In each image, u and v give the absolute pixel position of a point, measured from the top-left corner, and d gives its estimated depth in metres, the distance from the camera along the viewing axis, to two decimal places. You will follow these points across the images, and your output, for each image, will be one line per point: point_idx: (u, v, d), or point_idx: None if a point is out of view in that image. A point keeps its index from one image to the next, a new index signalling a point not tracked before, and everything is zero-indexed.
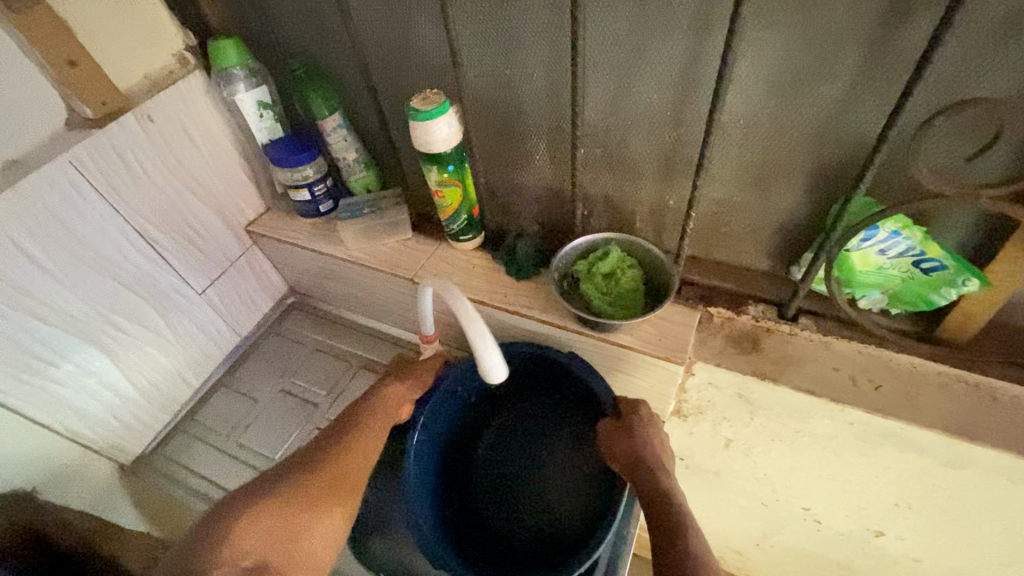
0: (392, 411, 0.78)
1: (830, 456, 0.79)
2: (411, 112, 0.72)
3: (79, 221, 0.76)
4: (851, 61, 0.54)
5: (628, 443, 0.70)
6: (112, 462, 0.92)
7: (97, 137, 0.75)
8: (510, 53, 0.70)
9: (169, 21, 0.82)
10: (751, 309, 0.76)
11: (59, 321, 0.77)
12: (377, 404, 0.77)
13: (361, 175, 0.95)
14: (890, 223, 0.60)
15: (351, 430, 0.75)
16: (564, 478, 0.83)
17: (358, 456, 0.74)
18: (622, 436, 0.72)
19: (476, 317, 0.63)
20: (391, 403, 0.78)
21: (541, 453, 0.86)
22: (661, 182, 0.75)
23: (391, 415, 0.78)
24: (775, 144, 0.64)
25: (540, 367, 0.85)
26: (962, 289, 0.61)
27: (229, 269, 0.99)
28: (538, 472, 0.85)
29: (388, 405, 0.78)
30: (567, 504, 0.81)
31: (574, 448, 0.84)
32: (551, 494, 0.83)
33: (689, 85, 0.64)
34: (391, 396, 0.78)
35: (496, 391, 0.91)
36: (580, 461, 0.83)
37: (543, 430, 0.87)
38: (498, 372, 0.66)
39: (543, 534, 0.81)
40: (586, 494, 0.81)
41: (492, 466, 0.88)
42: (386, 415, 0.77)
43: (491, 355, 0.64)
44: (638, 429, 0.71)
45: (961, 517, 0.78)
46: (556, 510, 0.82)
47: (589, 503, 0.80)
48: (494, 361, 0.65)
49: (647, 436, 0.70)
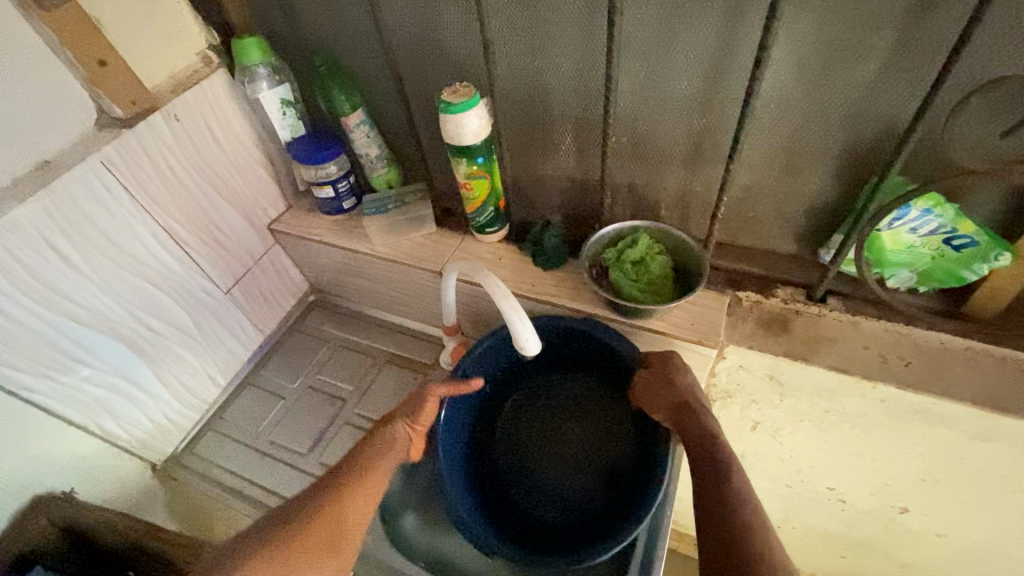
0: (399, 452, 0.73)
1: (857, 434, 0.80)
2: (442, 104, 0.73)
3: (109, 220, 0.76)
4: (884, 44, 0.56)
5: (669, 390, 0.71)
6: (143, 462, 0.92)
7: (126, 137, 0.75)
8: (539, 44, 0.71)
9: (193, 20, 0.82)
10: (780, 292, 0.78)
11: (91, 321, 0.78)
12: (382, 447, 0.72)
13: (382, 171, 0.96)
14: (923, 201, 0.62)
15: (350, 475, 0.70)
16: (598, 454, 0.85)
17: (357, 505, 0.68)
18: (663, 383, 0.72)
19: (508, 295, 0.70)
20: (396, 445, 0.73)
21: (572, 432, 0.87)
22: (688, 169, 0.76)
23: (395, 457, 0.73)
24: (807, 126, 0.65)
25: (567, 348, 0.86)
26: (995, 263, 0.62)
27: (252, 267, 0.99)
28: (571, 451, 0.86)
29: (395, 448, 0.73)
30: (603, 479, 0.83)
31: (606, 425, 0.86)
32: (586, 471, 0.84)
33: (720, 71, 0.65)
34: (395, 439, 0.73)
35: (520, 374, 0.92)
36: (612, 437, 0.85)
37: (568, 408, 0.89)
38: (531, 345, 0.71)
39: (581, 511, 0.82)
40: (622, 469, 0.82)
41: (523, 447, 0.88)
42: (391, 458, 0.72)
43: (523, 328, 0.70)
44: (678, 377, 0.71)
45: (986, 490, 0.80)
46: (592, 486, 0.83)
47: (627, 476, 0.81)
48: (527, 334, 0.71)
49: (686, 381, 0.71)
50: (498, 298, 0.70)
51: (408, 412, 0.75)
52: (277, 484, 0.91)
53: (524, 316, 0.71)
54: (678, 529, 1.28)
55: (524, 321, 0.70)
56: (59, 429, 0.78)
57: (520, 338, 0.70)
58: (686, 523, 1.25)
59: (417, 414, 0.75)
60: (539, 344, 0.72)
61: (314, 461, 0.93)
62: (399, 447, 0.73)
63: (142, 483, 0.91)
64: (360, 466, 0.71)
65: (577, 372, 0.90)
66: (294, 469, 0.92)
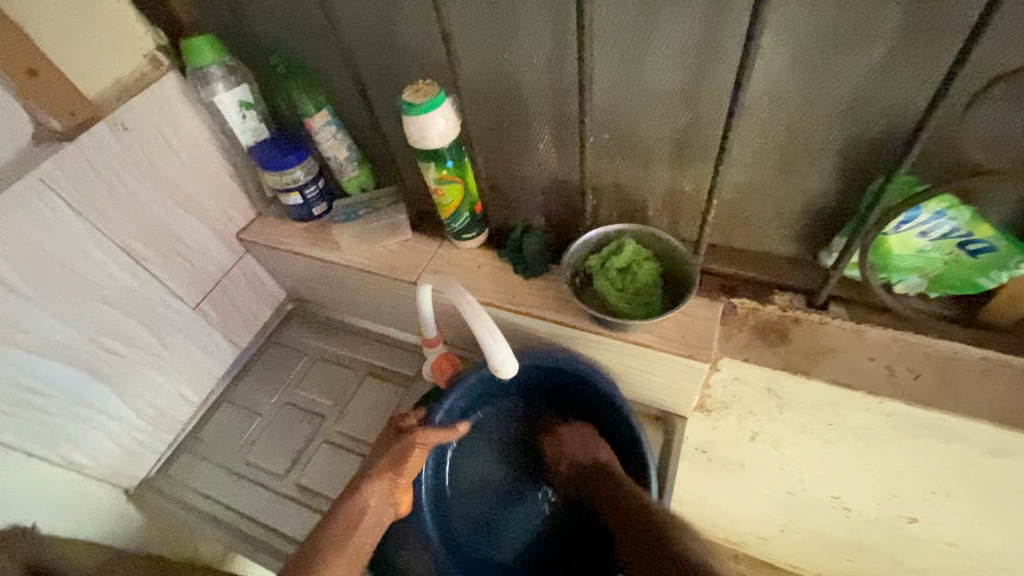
0: (385, 504, 0.70)
1: (863, 447, 0.75)
2: (403, 105, 0.67)
3: (56, 242, 0.71)
4: (886, 30, 0.50)
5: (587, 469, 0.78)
6: (114, 488, 0.88)
7: (66, 151, 0.69)
8: (508, 35, 0.65)
9: (137, 19, 0.76)
10: (778, 299, 0.72)
11: (47, 349, 0.73)
12: (360, 513, 0.68)
13: (354, 173, 0.90)
14: (935, 203, 0.56)
15: (329, 540, 0.66)
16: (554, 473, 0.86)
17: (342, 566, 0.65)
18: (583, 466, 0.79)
19: (481, 313, 0.66)
20: (376, 506, 0.70)
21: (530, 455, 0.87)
22: (675, 168, 0.70)
23: (381, 510, 0.70)
24: (804, 120, 0.58)
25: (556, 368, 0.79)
26: (1015, 271, 0.56)
27: (221, 280, 0.94)
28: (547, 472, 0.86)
29: (374, 509, 0.70)
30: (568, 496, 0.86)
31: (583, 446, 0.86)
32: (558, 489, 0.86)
33: (706, 63, 0.59)
34: (375, 502, 0.69)
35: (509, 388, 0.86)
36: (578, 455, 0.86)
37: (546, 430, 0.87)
38: (508, 368, 0.66)
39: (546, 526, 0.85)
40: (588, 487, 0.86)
41: (490, 474, 0.86)
42: (372, 521, 0.69)
43: (498, 349, 0.65)
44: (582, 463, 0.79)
45: (1000, 503, 0.75)
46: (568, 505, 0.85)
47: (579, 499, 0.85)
48: (502, 356, 0.66)
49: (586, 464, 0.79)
50: (470, 316, 0.66)
51: (392, 465, 0.70)
52: (253, 508, 0.87)
53: (499, 336, 0.66)
54: None
55: (499, 340, 0.65)
56: (17, 461, 0.75)
57: (495, 358, 0.66)
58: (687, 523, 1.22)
59: (401, 468, 0.70)
60: (517, 365, 0.67)
61: (292, 483, 0.89)
62: (378, 507, 0.70)
63: (114, 510, 0.88)
64: (339, 537, 0.66)
65: (537, 397, 0.88)
66: (272, 491, 0.88)
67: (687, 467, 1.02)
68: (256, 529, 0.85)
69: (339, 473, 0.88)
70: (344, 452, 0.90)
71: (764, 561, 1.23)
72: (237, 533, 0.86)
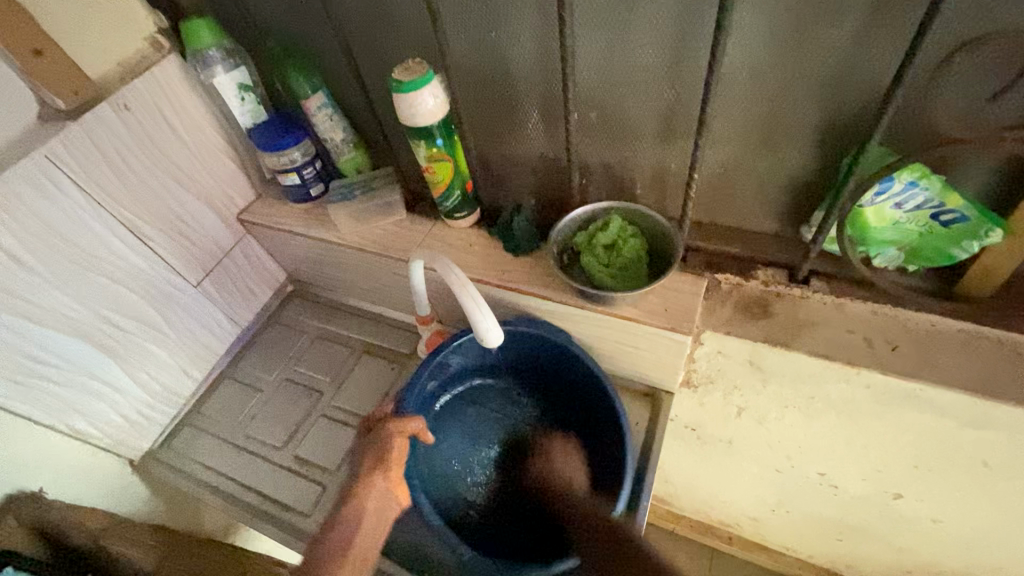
0: (384, 502, 0.70)
1: (844, 421, 0.77)
2: (392, 83, 0.69)
3: (62, 219, 0.74)
4: (859, 2, 0.51)
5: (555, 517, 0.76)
6: (120, 459, 0.91)
7: (71, 130, 0.71)
8: (494, 14, 0.67)
9: (138, 2, 0.78)
10: (761, 274, 0.73)
11: (53, 322, 0.76)
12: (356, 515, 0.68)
13: (350, 155, 0.92)
14: (908, 173, 0.57)
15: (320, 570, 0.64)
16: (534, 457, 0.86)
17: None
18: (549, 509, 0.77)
19: (468, 284, 0.70)
20: (373, 505, 0.69)
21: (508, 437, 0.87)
22: (660, 145, 0.72)
23: (378, 512, 0.70)
24: (782, 94, 0.60)
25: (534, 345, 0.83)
26: (985, 240, 0.58)
27: (223, 260, 0.97)
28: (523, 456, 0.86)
29: (371, 508, 0.69)
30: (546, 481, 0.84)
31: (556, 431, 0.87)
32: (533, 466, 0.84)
33: (686, 39, 0.60)
34: (374, 496, 0.70)
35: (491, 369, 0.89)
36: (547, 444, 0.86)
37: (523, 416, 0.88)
38: (494, 336, 0.70)
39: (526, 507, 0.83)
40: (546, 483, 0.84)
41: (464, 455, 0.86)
42: (371, 528, 0.68)
43: (483, 319, 0.69)
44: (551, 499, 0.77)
45: (981, 476, 0.76)
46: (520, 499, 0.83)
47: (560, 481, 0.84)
48: (489, 326, 0.70)
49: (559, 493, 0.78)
50: (455, 287, 0.69)
51: (377, 462, 0.71)
52: (253, 478, 0.90)
53: (485, 307, 0.70)
54: (673, 510, 1.28)
55: (485, 311, 0.69)
56: (26, 429, 0.78)
57: (481, 328, 0.69)
58: (681, 504, 1.24)
59: (386, 462, 0.71)
60: (502, 334, 0.71)
61: (291, 454, 0.91)
62: (377, 508, 0.70)
63: (120, 480, 0.91)
64: (336, 552, 0.66)
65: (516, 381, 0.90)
66: (272, 464, 0.91)
67: (678, 446, 1.03)
68: (254, 497, 0.88)
69: (335, 446, 0.91)
70: (340, 427, 0.93)
71: (757, 543, 1.25)
72: (237, 503, 0.88)
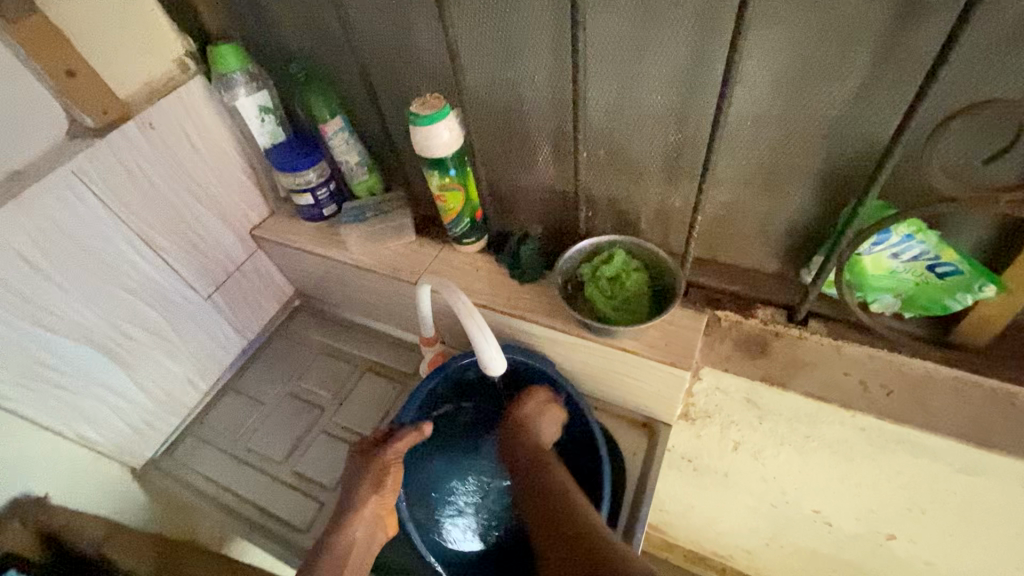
0: (375, 526, 0.74)
1: (840, 461, 0.78)
2: (411, 116, 0.71)
3: (84, 231, 0.76)
4: (861, 62, 0.54)
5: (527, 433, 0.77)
6: (121, 466, 0.92)
7: (98, 146, 0.74)
8: (509, 51, 0.70)
9: (167, 25, 0.82)
10: (761, 313, 0.75)
11: (68, 330, 0.78)
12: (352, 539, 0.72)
13: (364, 177, 0.94)
14: (904, 226, 0.60)
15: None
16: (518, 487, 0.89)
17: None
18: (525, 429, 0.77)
19: (473, 312, 0.71)
20: (366, 526, 0.73)
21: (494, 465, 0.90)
22: (665, 184, 0.74)
23: (371, 533, 0.74)
24: (786, 143, 0.62)
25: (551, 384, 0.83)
26: (979, 294, 0.60)
27: (234, 273, 0.99)
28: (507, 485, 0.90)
29: (365, 528, 0.73)
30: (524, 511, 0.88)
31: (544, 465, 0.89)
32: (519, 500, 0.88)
33: (693, 86, 0.63)
34: (367, 520, 0.73)
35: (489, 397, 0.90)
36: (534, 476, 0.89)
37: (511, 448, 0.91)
38: (496, 363, 0.72)
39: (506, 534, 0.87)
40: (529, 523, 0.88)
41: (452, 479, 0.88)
42: (362, 549, 0.73)
43: (488, 347, 0.70)
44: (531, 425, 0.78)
45: (975, 522, 0.76)
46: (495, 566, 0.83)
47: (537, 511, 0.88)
48: (493, 354, 0.72)
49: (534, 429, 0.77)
50: (462, 315, 0.71)
51: (372, 485, 0.74)
52: (252, 491, 0.91)
53: (489, 334, 0.71)
54: (667, 538, 1.28)
55: (488, 339, 0.71)
56: (33, 434, 0.79)
57: (484, 355, 0.71)
58: (676, 533, 1.24)
59: (382, 485, 0.74)
60: (503, 361, 0.72)
61: (291, 470, 0.92)
62: (367, 533, 0.74)
63: (122, 488, 0.92)
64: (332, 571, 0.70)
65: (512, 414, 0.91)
66: (271, 478, 0.92)
67: (674, 476, 1.04)
68: (252, 511, 0.89)
69: (335, 464, 0.92)
70: (341, 443, 0.94)
71: None
72: (236, 515, 0.89)
